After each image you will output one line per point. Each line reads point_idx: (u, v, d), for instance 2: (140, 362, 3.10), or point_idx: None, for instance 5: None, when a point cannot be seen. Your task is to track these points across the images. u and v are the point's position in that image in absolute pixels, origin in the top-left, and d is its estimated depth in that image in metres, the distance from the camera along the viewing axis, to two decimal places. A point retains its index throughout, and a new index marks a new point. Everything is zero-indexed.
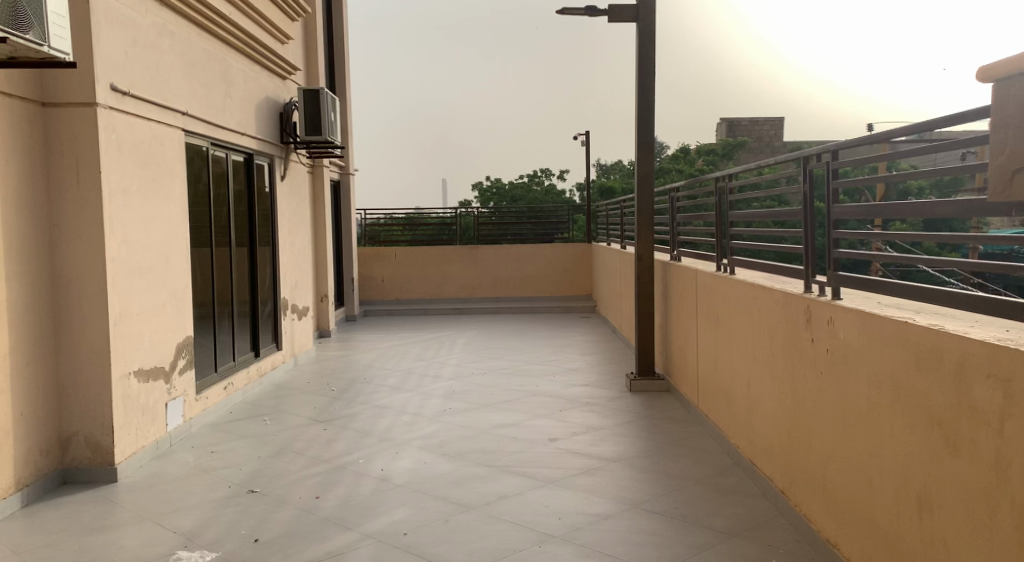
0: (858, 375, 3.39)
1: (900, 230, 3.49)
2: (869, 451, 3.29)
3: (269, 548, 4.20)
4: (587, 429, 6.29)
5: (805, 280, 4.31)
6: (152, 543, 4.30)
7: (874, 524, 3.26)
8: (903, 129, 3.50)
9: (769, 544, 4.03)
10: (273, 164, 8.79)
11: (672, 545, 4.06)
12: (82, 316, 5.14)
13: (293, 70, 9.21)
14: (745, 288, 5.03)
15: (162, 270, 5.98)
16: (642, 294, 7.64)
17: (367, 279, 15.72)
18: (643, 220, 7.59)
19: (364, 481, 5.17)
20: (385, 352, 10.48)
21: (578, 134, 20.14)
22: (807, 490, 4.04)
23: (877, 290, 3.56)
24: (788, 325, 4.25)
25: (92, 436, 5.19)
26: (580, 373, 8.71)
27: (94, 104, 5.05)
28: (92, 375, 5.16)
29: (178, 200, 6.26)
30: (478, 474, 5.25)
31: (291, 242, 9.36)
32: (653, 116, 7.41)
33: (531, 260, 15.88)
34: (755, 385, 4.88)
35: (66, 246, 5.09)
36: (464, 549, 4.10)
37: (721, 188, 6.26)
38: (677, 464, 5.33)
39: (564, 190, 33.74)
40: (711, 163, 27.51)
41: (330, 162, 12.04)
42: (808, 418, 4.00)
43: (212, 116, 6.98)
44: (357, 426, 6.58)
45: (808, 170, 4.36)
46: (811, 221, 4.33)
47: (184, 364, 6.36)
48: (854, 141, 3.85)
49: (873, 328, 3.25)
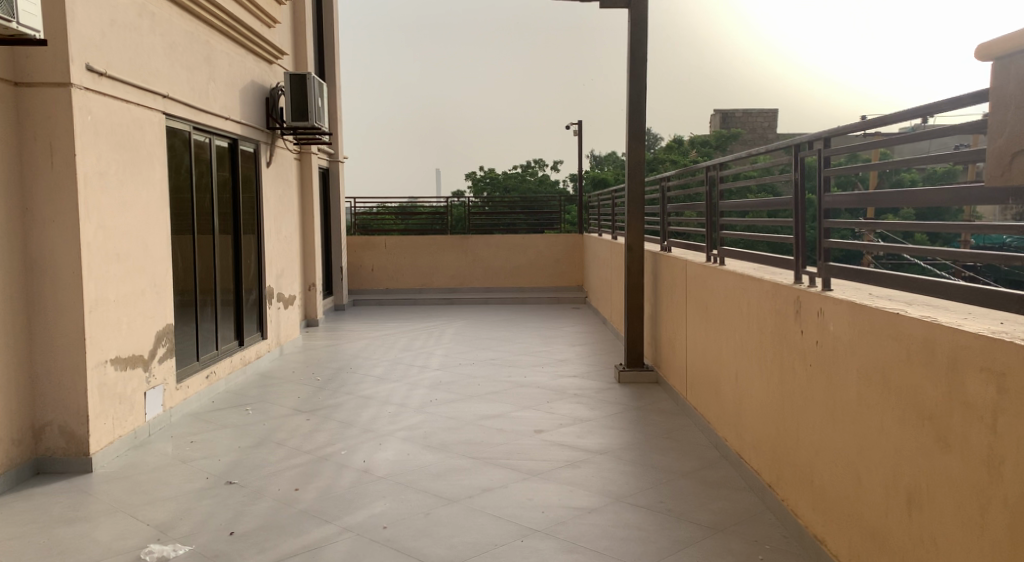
0: (847, 369, 3.30)
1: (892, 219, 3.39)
2: (858, 447, 3.20)
3: (245, 541, 4.09)
4: (575, 421, 6.20)
5: (795, 271, 4.21)
6: (125, 536, 4.19)
7: (863, 523, 3.17)
8: (901, 114, 3.38)
9: (754, 540, 3.94)
10: (258, 151, 8.65)
11: (656, 540, 3.97)
12: (57, 302, 5.01)
13: (280, 55, 9.06)
14: (735, 278, 4.92)
15: (141, 257, 5.86)
16: (632, 285, 7.54)
17: (356, 268, 15.58)
18: (634, 209, 7.47)
19: (345, 473, 5.06)
20: (372, 342, 10.37)
21: (572, 124, 20.02)
22: (794, 485, 3.95)
23: (869, 281, 3.46)
24: (777, 317, 4.15)
25: (67, 426, 5.07)
26: (567, 364, 8.62)
27: (69, 84, 4.92)
28: (65, 362, 5.04)
29: (158, 184, 6.13)
30: (461, 467, 5.15)
31: (278, 229, 9.22)
32: (644, 105, 7.28)
33: (522, 250, 15.77)
34: (744, 377, 4.79)
35: (39, 231, 4.96)
36: (445, 544, 3.99)
37: (711, 178, 6.13)
38: (664, 457, 5.24)
39: (557, 181, 33.51)
40: (706, 155, 27.43)
41: (318, 150, 11.90)
42: (795, 412, 3.91)
43: (195, 100, 6.85)
44: (340, 417, 6.47)
45: (799, 159, 4.23)
46: (802, 211, 4.20)
47: (164, 353, 6.24)
48: (847, 127, 3.73)
49: (863, 320, 3.15)
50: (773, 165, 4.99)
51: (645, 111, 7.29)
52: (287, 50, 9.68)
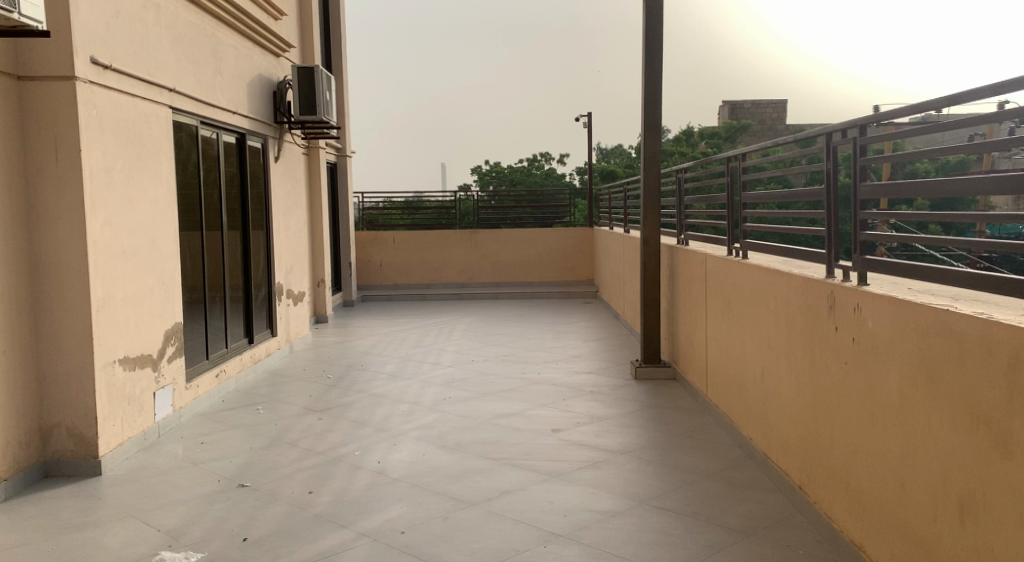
0: (888, 368, 3.16)
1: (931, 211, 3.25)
2: (900, 449, 3.08)
3: (258, 548, 3.96)
4: (592, 420, 6.05)
5: (827, 266, 4.04)
6: (135, 542, 4.07)
7: (906, 528, 3.04)
8: (951, 101, 3.18)
9: (786, 544, 3.81)
10: (267, 146, 8.52)
11: (684, 545, 3.83)
12: (63, 302, 4.88)
13: (287, 47, 8.91)
14: (761, 273, 4.77)
15: (150, 254, 5.75)
16: (648, 279, 7.37)
17: (365, 263, 15.47)
18: (650, 202, 7.30)
19: (360, 475, 4.94)
20: (383, 338, 10.24)
21: (580, 116, 19.74)
22: (826, 486, 3.82)
23: (909, 275, 3.31)
24: (808, 314, 4.01)
25: (75, 428, 4.95)
26: (581, 360, 8.48)
27: (73, 77, 4.78)
28: (72, 363, 4.92)
29: (165, 180, 6.00)
30: (478, 467, 5.02)
31: (286, 225, 9.09)
32: (660, 95, 7.12)
33: (532, 244, 15.62)
34: (769, 374, 4.65)
35: (44, 229, 4.84)
36: (465, 550, 3.86)
37: (733, 167, 5.93)
38: (686, 456, 5.10)
39: (564, 175, 33.34)
40: (715, 147, 27.15)
41: (325, 144, 11.57)
42: (828, 410, 3.77)
43: (202, 93, 6.71)
44: (353, 416, 6.34)
45: (831, 148, 4.02)
46: (834, 201, 4.01)
47: (173, 351, 6.12)
48: (882, 115, 3.51)
49: (907, 318, 3.02)
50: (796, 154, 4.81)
51: (661, 102, 7.12)
52: (293, 43, 9.53)
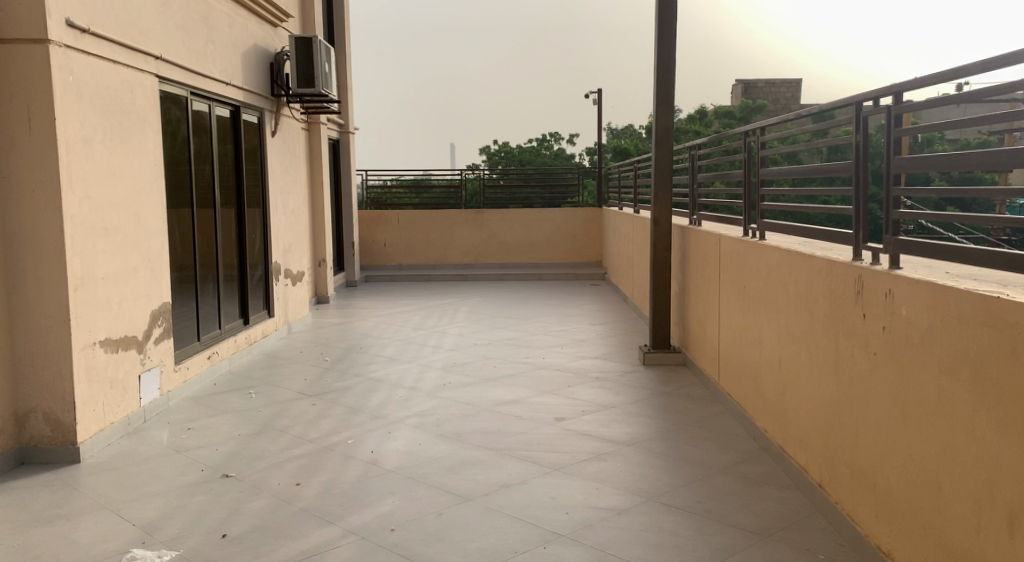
0: (924, 361, 2.87)
1: (961, 187, 2.89)
2: (937, 450, 2.79)
3: (238, 545, 3.69)
4: (597, 408, 5.77)
5: (856, 247, 3.70)
6: (108, 537, 3.80)
7: (943, 539, 2.76)
8: (987, 63, 2.78)
9: (806, 548, 3.52)
10: (263, 120, 8.21)
11: (695, 548, 3.54)
12: (38, 281, 4.61)
13: (285, 17, 8.57)
14: (782, 255, 4.43)
15: (132, 231, 5.44)
16: (658, 262, 7.05)
17: (369, 244, 15.18)
18: (661, 180, 6.96)
19: (351, 466, 4.66)
20: (384, 320, 9.96)
21: (592, 92, 19.28)
22: (850, 486, 3.52)
23: (948, 259, 2.98)
24: (833, 300, 3.69)
25: (52, 413, 4.69)
26: (589, 344, 8.20)
27: (45, 40, 4.49)
28: (48, 345, 4.65)
29: (151, 151, 5.69)
30: (476, 459, 4.74)
31: (284, 203, 8.79)
32: (673, 68, 6.75)
33: (539, 224, 15.28)
34: (789, 364, 4.33)
35: (16, 202, 4.56)
36: (459, 550, 3.58)
37: (749, 143, 5.54)
38: (698, 449, 4.81)
39: (573, 155, 32.84)
40: (727, 125, 26.52)
41: (325, 119, 11.03)
42: (851, 404, 3.49)
43: (192, 62, 6.41)
44: (349, 402, 6.07)
45: (862, 119, 3.64)
46: (863, 176, 3.64)
47: (161, 332, 5.86)
48: (922, 80, 3.11)
49: (947, 305, 2.72)
50: (802, 131, 4.46)
51: (674, 73, 6.76)
52: (292, 13, 9.18)
